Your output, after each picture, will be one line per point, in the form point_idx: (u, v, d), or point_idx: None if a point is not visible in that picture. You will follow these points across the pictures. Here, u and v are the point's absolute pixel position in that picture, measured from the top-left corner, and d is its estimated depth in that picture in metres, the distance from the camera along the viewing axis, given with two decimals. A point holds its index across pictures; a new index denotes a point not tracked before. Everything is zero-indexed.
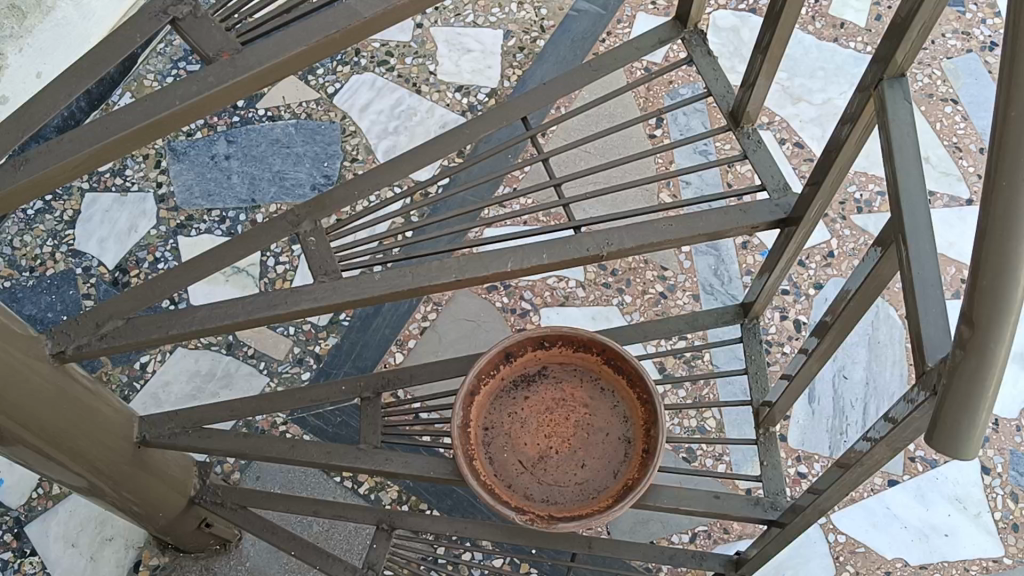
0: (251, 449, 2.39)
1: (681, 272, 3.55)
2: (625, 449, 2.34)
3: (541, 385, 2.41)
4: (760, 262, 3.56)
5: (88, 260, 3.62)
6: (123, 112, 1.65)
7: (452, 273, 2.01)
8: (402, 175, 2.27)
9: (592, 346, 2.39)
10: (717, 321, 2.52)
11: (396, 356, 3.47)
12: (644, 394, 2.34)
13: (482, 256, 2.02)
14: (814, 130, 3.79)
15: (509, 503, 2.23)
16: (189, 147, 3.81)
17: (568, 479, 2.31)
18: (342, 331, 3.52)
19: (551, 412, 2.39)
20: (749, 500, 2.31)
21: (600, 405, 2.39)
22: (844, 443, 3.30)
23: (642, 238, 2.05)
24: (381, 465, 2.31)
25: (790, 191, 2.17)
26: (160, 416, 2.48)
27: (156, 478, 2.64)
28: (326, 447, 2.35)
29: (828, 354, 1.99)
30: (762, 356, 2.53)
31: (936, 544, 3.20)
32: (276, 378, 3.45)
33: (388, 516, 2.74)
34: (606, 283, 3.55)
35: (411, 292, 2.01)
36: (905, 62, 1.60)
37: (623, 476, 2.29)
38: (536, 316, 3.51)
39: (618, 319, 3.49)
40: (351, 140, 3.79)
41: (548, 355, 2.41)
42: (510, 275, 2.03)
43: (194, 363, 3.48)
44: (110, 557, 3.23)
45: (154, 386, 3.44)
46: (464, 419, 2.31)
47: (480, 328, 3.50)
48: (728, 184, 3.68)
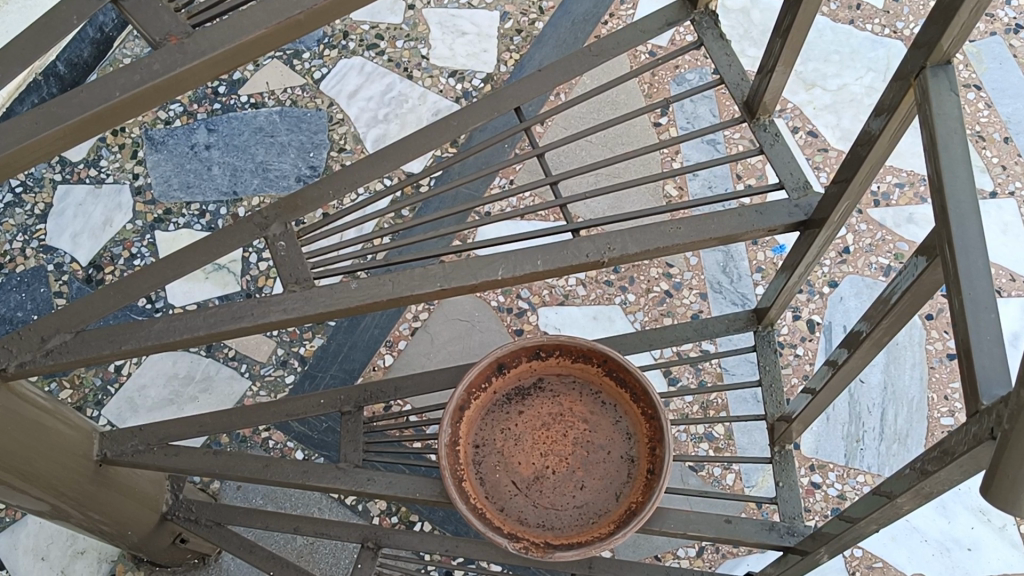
0: (222, 469, 2.20)
1: (688, 269, 3.36)
2: (628, 468, 2.15)
3: (536, 399, 2.22)
4: (771, 259, 3.36)
5: (60, 256, 3.43)
6: (52, 106, 1.43)
7: (437, 281, 1.81)
8: (382, 171, 2.05)
9: (592, 356, 2.19)
10: (727, 327, 2.32)
11: (386, 357, 3.28)
12: (650, 409, 2.15)
13: (471, 262, 1.83)
14: (829, 117, 3.58)
15: (501, 529, 2.05)
16: (167, 136, 3.60)
17: (566, 502, 2.12)
18: (329, 332, 3.33)
19: (546, 427, 2.20)
20: (761, 524, 2.13)
21: (600, 420, 2.20)
22: (860, 452, 3.12)
23: (648, 243, 1.85)
24: (363, 487, 2.13)
25: (811, 189, 1.96)
26: (124, 432, 2.27)
27: (123, 495, 2.45)
28: (303, 466, 2.17)
29: (856, 370, 1.79)
30: (779, 365, 2.31)
31: (958, 560, 3.01)
32: (258, 381, 3.26)
33: (375, 534, 2.54)
34: (608, 281, 3.35)
35: (392, 303, 1.82)
36: (952, 49, 1.39)
37: (627, 499, 2.10)
38: (534, 316, 3.31)
39: (620, 319, 3.29)
40: (339, 129, 3.59)
41: (544, 365, 2.22)
42: (501, 284, 1.84)
43: (171, 366, 3.30)
44: (82, 571, 3.05)
45: (128, 390, 3.25)
46: (452, 436, 2.12)
47: (474, 329, 3.31)
48: (737, 176, 3.49)
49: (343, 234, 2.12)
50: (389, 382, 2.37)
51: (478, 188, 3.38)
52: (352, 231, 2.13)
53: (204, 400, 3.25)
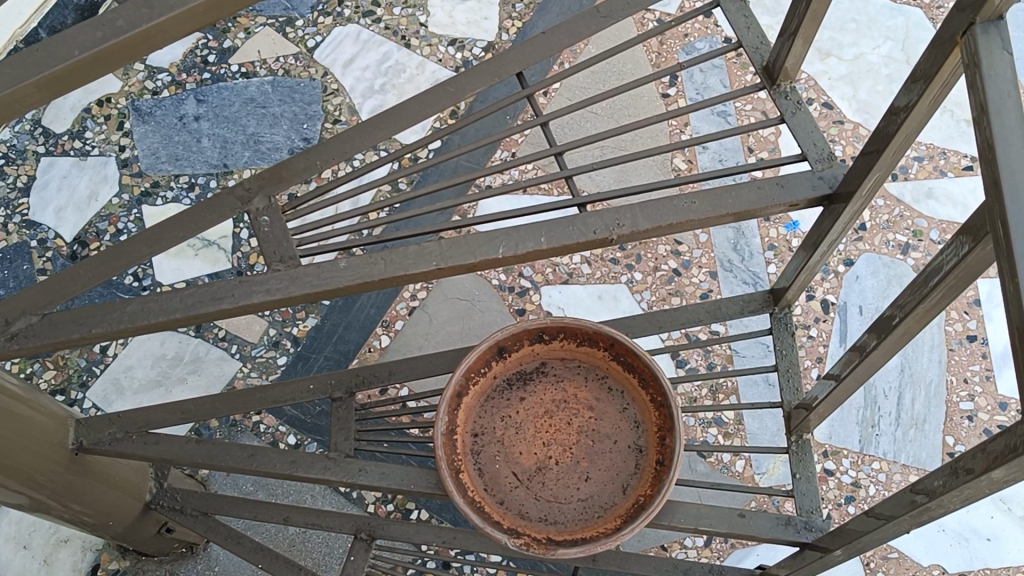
0: (204, 459, 2.07)
1: (697, 247, 3.22)
2: (636, 459, 2.02)
3: (538, 385, 2.09)
4: (785, 236, 3.22)
5: (44, 232, 3.29)
6: (5, 65, 1.29)
7: (432, 259, 1.68)
8: (373, 141, 1.88)
9: (598, 340, 2.06)
10: (742, 309, 2.19)
11: (381, 338, 3.16)
12: (659, 396, 2.01)
13: (469, 240, 1.70)
14: (845, 89, 3.43)
15: (500, 524, 1.93)
16: (155, 106, 3.46)
17: (570, 494, 2.00)
18: (323, 312, 3.20)
19: (550, 415, 2.07)
20: (776, 519, 2.01)
21: (607, 407, 2.07)
22: (876, 438, 2.99)
23: (660, 219, 1.72)
24: (354, 478, 2.01)
25: (836, 161, 1.82)
26: (101, 419, 2.14)
27: (104, 483, 2.33)
28: (290, 456, 2.04)
29: (885, 358, 1.65)
30: (796, 349, 2.18)
31: (978, 551, 2.89)
32: (249, 362, 3.13)
33: (368, 525, 2.45)
34: (613, 259, 3.21)
35: (384, 283, 1.70)
36: (1004, 3, 1.26)
37: (634, 492, 1.98)
38: (536, 295, 3.18)
39: (626, 299, 3.16)
40: (333, 100, 3.45)
41: (547, 349, 2.08)
42: (502, 263, 1.71)
43: (159, 346, 3.17)
44: (66, 560, 2.92)
45: (114, 372, 3.13)
46: (449, 424, 2.00)
47: (474, 308, 3.18)
48: (749, 149, 3.36)
49: (334, 205, 1.95)
50: (383, 366, 2.24)
51: (480, 160, 3.25)
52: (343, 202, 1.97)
53: (193, 382, 3.12)
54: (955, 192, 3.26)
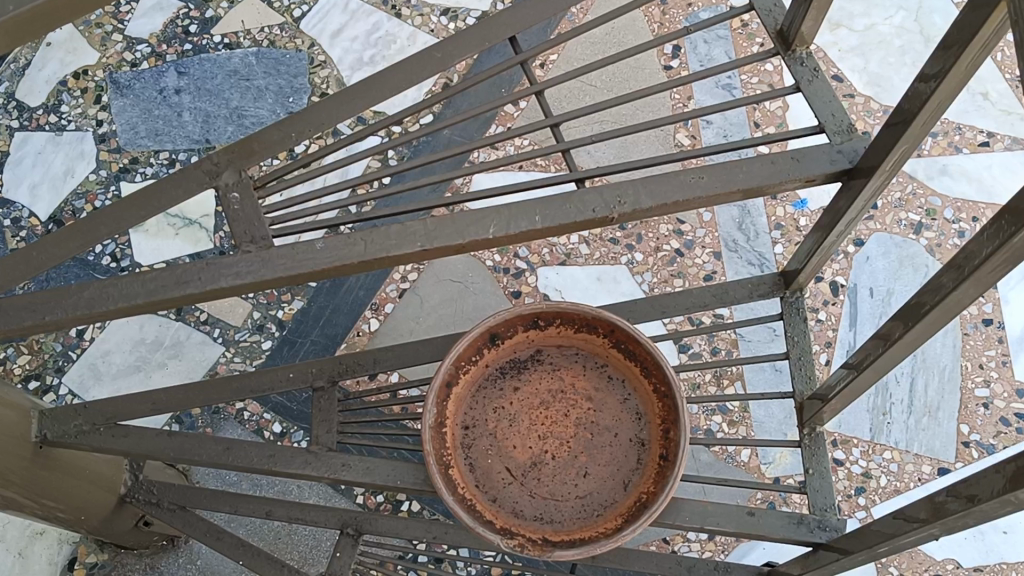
0: (177, 453, 1.94)
1: (701, 226, 3.08)
2: (637, 453, 1.89)
3: (533, 374, 1.96)
4: (792, 215, 3.08)
5: (17, 210, 3.15)
6: None
7: (417, 240, 1.55)
8: (352, 111, 1.71)
9: (597, 326, 1.92)
10: (751, 293, 2.05)
11: (371, 322, 3.02)
12: (662, 386, 1.88)
13: (457, 218, 1.56)
14: (855, 61, 3.29)
15: (492, 523, 1.80)
16: (134, 79, 3.31)
17: (567, 491, 1.87)
18: (309, 294, 3.06)
19: (545, 406, 1.93)
20: (787, 517, 1.88)
21: (606, 398, 1.94)
22: (887, 426, 2.87)
23: (664, 196, 1.58)
24: (336, 473, 1.88)
25: (856, 133, 1.67)
26: (66, 410, 2.01)
27: (73, 477, 2.20)
28: (268, 449, 1.91)
29: (910, 348, 1.52)
30: (809, 335, 2.04)
31: (993, 544, 2.77)
32: (232, 347, 3.00)
33: (355, 520, 2.31)
34: (613, 239, 3.07)
35: (365, 266, 1.56)
36: None
37: (636, 488, 1.85)
38: (532, 277, 3.04)
39: (627, 281, 3.02)
40: (320, 72, 3.29)
41: (543, 336, 1.95)
42: (493, 244, 1.58)
43: (138, 330, 3.03)
44: (40, 554, 2.79)
45: (92, 357, 2.99)
46: (437, 416, 1.86)
47: (468, 290, 3.04)
48: (755, 124, 3.22)
49: (316, 170, 1.76)
50: (368, 353, 2.11)
51: (473, 133, 3.11)
52: (325, 170, 1.77)
53: (174, 367, 2.99)
54: (971, 168, 3.12)
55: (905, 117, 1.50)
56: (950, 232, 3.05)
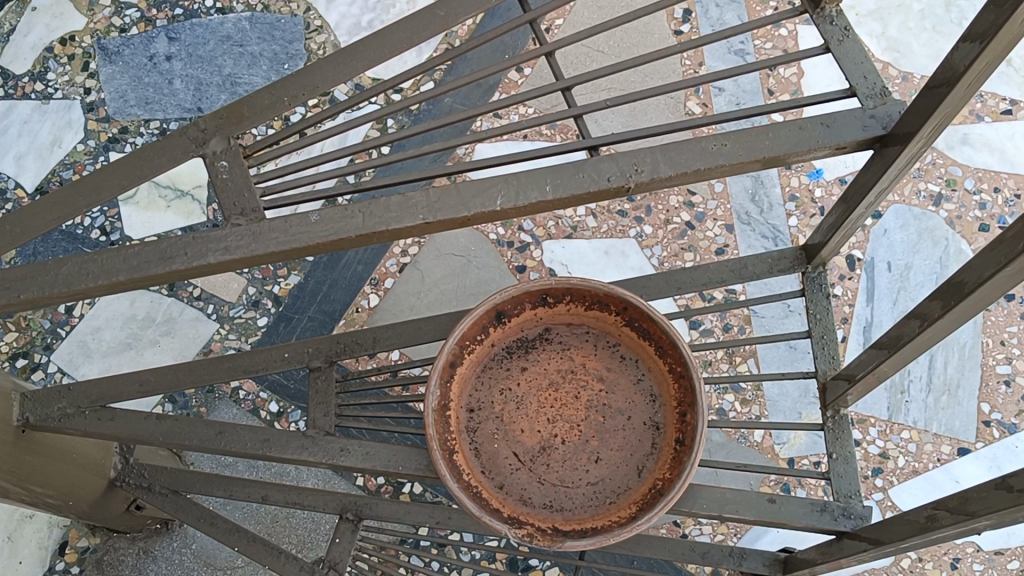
0: (165, 436, 1.84)
1: (712, 198, 2.97)
2: (652, 437, 1.79)
3: (541, 354, 1.85)
4: (807, 186, 2.97)
5: (3, 182, 3.04)
6: None
7: (420, 213, 1.44)
8: (349, 73, 1.58)
9: (609, 304, 1.81)
10: (770, 268, 1.94)
11: (370, 298, 2.91)
12: (678, 367, 1.78)
13: (462, 189, 1.45)
14: (873, 25, 3.16)
15: (499, 512, 1.70)
16: (123, 45, 3.18)
17: (578, 477, 1.77)
18: (306, 269, 2.96)
19: (554, 387, 1.83)
20: (809, 504, 1.78)
21: (619, 379, 1.84)
22: (905, 405, 2.77)
23: (685, 164, 1.47)
24: (334, 459, 1.78)
25: (890, 97, 1.56)
26: (50, 392, 1.90)
27: (60, 462, 2.10)
28: (263, 433, 1.81)
29: (949, 328, 1.42)
30: (831, 313, 1.94)
31: (1014, 526, 2.68)
32: (227, 324, 2.90)
33: (354, 504, 2.21)
34: (621, 211, 2.96)
35: (364, 240, 1.46)
36: None
37: (650, 475, 1.75)
38: (537, 251, 2.93)
39: (636, 255, 2.92)
40: (317, 38, 3.17)
41: (552, 313, 1.84)
42: (500, 216, 1.47)
43: (128, 306, 2.93)
44: (30, 538, 2.70)
45: (81, 334, 2.89)
46: (441, 398, 1.76)
47: (471, 265, 2.94)
48: (768, 91, 3.12)
49: (311, 137, 1.62)
50: (366, 332, 2.01)
51: (475, 99, 3.09)
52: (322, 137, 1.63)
53: (166, 345, 2.89)
54: (992, 138, 3.01)
55: (948, 78, 1.39)
56: (971, 203, 2.94)
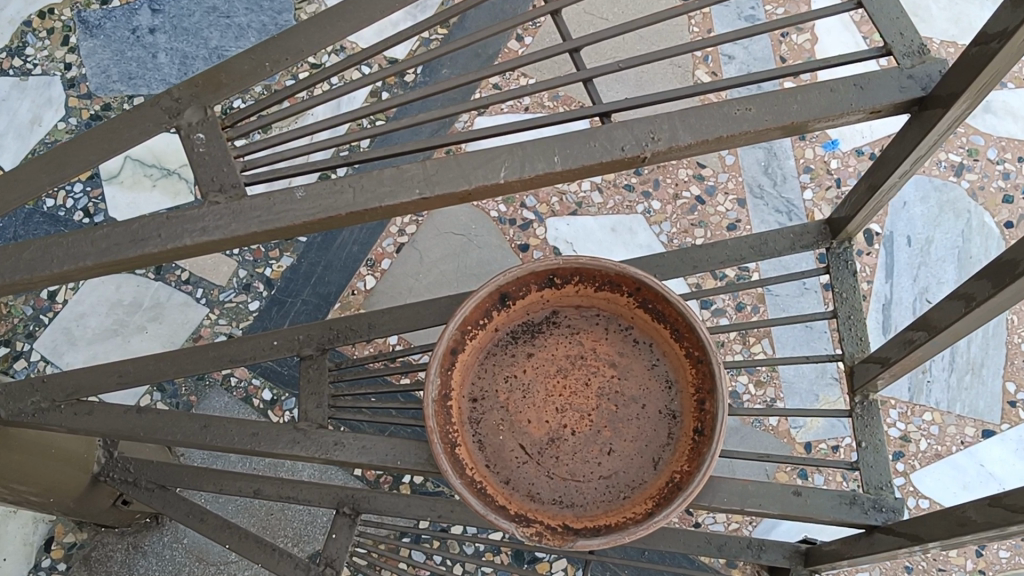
0: (147, 432, 1.71)
1: (723, 171, 2.84)
2: (668, 427, 1.67)
3: (548, 339, 1.73)
4: (822, 157, 2.84)
5: None
6: None
7: (415, 187, 1.32)
8: (338, 36, 1.45)
9: (620, 284, 1.69)
10: (792, 244, 1.82)
11: (366, 279, 2.79)
12: (695, 351, 1.66)
13: (461, 160, 1.33)
14: None
15: (505, 510, 1.58)
16: (104, 18, 3.04)
17: (589, 471, 1.65)
18: (299, 250, 2.83)
19: (563, 375, 1.71)
20: (838, 496, 1.66)
21: (632, 364, 1.72)
22: (927, 385, 2.65)
23: (705, 131, 1.35)
24: (328, 453, 1.67)
25: (929, 56, 1.43)
26: (22, 386, 1.77)
27: (37, 458, 1.98)
28: (251, 426, 1.69)
29: (999, 308, 1.29)
30: (858, 292, 1.82)
31: None
32: (217, 308, 2.77)
33: (352, 498, 2.10)
34: (628, 186, 2.83)
35: (355, 218, 1.33)
36: None
37: (667, 467, 1.63)
38: (541, 228, 2.80)
39: (644, 232, 2.79)
40: (308, 8, 3.04)
41: (559, 295, 1.72)
42: (503, 190, 1.34)
43: (114, 291, 2.80)
44: (13, 533, 2.58)
45: (65, 320, 2.77)
46: (441, 387, 1.64)
47: (472, 244, 2.81)
48: (781, 58, 2.98)
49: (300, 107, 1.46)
50: (361, 317, 1.88)
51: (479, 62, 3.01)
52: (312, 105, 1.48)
53: (154, 331, 2.76)
54: (1016, 104, 2.88)
55: (999, 32, 1.26)
56: (994, 174, 2.81)
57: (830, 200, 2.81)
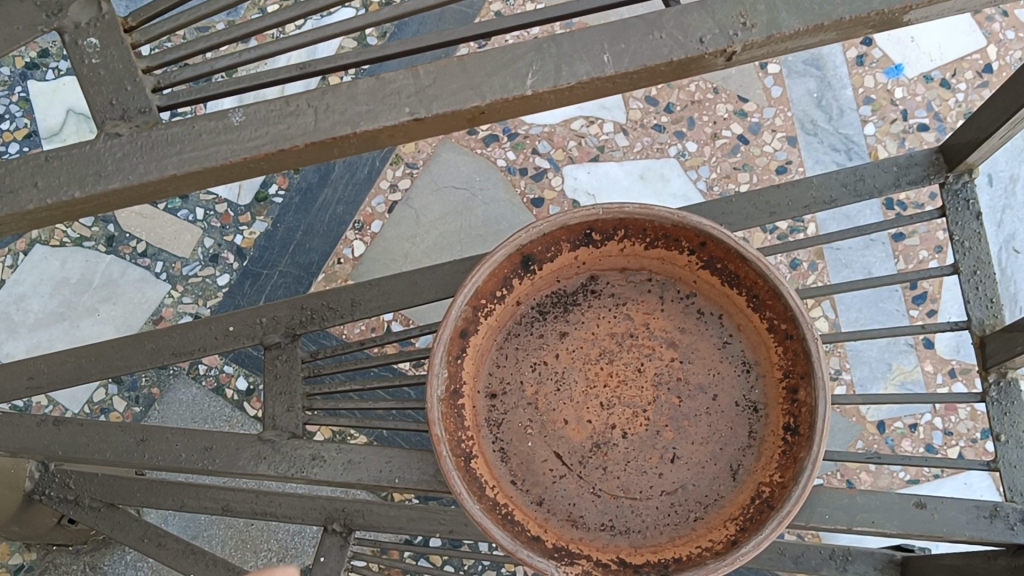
0: (68, 450, 1.31)
1: (768, 105, 2.42)
2: (748, 423, 1.27)
3: (586, 313, 1.33)
4: (883, 86, 2.42)
5: None
6: None
7: (405, 105, 0.91)
8: None
9: (680, 239, 1.28)
10: (896, 180, 1.41)
11: (354, 246, 2.38)
12: (783, 323, 1.24)
13: (469, 64, 0.91)
14: None
15: (540, 543, 1.19)
16: None
17: (647, 485, 1.26)
18: (275, 212, 2.42)
19: (607, 358, 1.31)
20: (972, 508, 1.26)
21: (696, 342, 1.31)
22: None
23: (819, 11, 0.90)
24: (304, 472, 1.28)
25: None
26: None
27: None
28: (202, 439, 1.29)
29: None
30: (985, 240, 1.42)
31: None
32: (180, 285, 2.37)
33: (341, 511, 1.70)
34: (657, 125, 2.41)
35: (319, 151, 0.92)
36: None
37: (751, 477, 1.23)
38: (556, 179, 2.39)
39: (678, 179, 2.38)
40: None
41: (599, 255, 1.31)
42: (532, 106, 0.93)
43: (58, 268, 2.39)
44: None
45: (1, 304, 2.37)
46: (449, 382, 1.23)
47: (477, 199, 2.40)
48: None
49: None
50: (342, 293, 1.49)
51: None
52: None
53: (107, 313, 2.36)
54: None
55: None
56: None
57: (895, 134, 2.39)
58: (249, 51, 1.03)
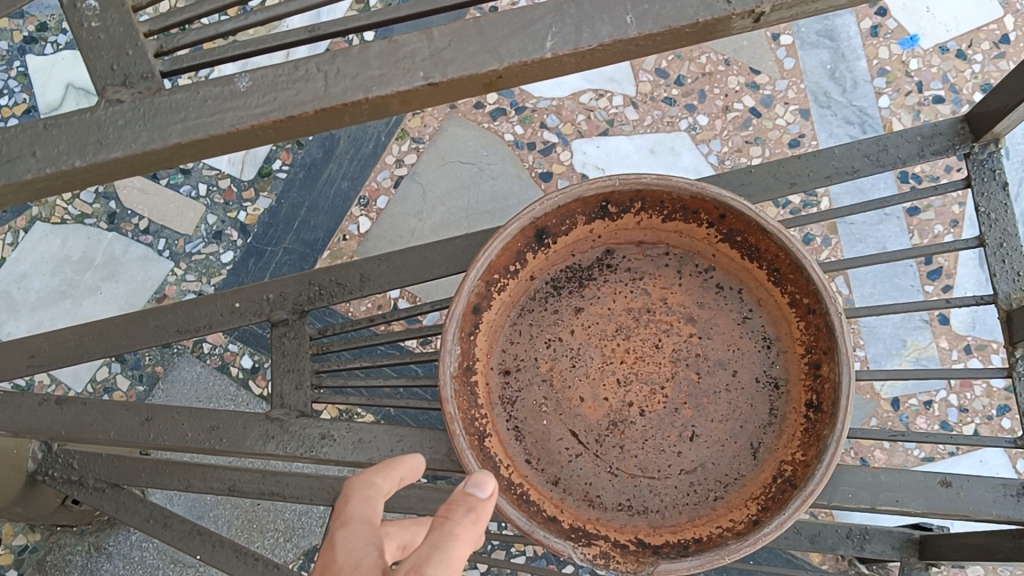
0: (71, 430, 1.28)
1: (781, 78, 2.38)
2: (769, 401, 1.24)
3: (602, 288, 1.29)
4: (898, 57, 2.38)
5: None
6: None
7: (419, 70, 0.87)
8: None
9: (698, 211, 1.24)
10: (919, 150, 1.37)
11: (359, 222, 2.34)
12: (805, 297, 1.20)
13: (487, 26, 0.87)
14: None
15: (557, 523, 1.16)
16: None
17: (666, 464, 1.22)
18: (279, 188, 2.38)
19: (624, 334, 1.27)
20: (999, 486, 1.22)
21: (715, 317, 1.28)
22: None
23: None
24: (314, 451, 1.25)
25: None
26: None
27: None
28: (209, 418, 1.26)
29: None
30: (1010, 213, 1.38)
31: None
32: (183, 263, 2.33)
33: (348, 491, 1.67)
34: (668, 99, 2.37)
35: (330, 118, 0.88)
36: None
37: (773, 456, 1.20)
38: (565, 153, 2.35)
39: (688, 153, 2.33)
40: None
41: (615, 228, 1.28)
42: (551, 70, 0.89)
43: (59, 246, 2.36)
44: None
45: (3, 283, 2.34)
46: (463, 358, 1.20)
47: (484, 174, 2.36)
48: None
49: None
50: (351, 268, 1.45)
51: None
52: None
53: (109, 291, 2.33)
54: None
55: None
56: None
57: (910, 107, 2.35)
58: (254, 14, 0.99)
